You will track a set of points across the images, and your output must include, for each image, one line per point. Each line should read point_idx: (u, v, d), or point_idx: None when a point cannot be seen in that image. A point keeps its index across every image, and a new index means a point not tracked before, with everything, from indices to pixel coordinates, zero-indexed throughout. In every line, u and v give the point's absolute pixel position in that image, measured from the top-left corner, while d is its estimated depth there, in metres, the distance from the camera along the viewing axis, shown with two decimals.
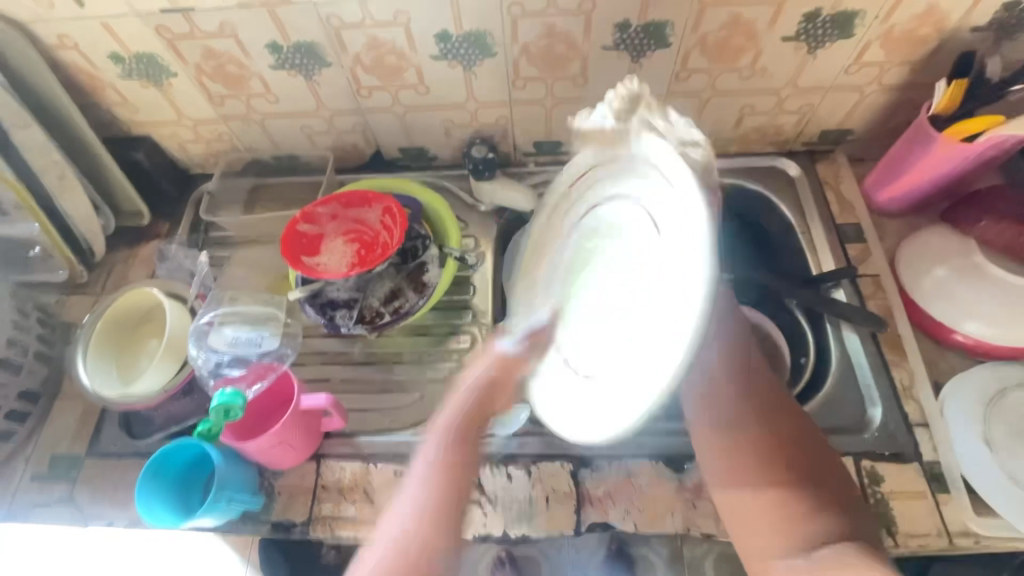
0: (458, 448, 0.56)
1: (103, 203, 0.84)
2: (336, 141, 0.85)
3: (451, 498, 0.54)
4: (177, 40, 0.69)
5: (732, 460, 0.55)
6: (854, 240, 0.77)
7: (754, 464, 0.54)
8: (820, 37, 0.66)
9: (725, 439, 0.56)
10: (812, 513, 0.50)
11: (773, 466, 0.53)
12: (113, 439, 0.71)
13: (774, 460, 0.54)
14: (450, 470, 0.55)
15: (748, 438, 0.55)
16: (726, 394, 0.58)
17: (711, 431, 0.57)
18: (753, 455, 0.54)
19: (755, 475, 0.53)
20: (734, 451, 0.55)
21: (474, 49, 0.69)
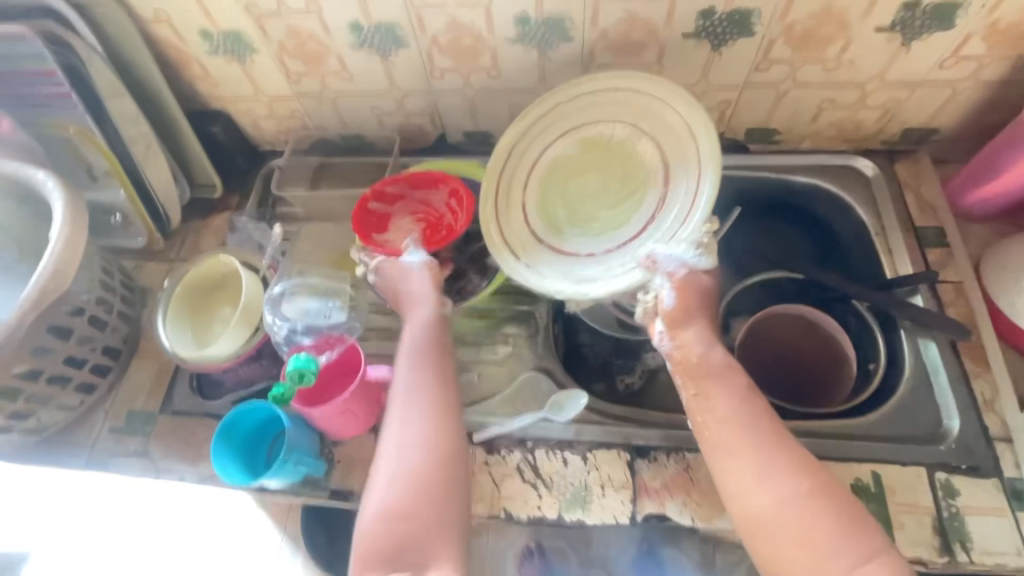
0: (428, 388, 0.60)
1: (181, 174, 0.88)
2: (403, 123, 0.87)
3: (434, 437, 0.57)
4: (264, 17, 0.71)
5: (767, 508, 0.52)
6: (934, 244, 0.74)
7: (779, 507, 0.51)
8: (916, 28, 0.63)
9: (747, 492, 0.53)
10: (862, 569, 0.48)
11: (803, 509, 0.51)
12: (185, 398, 0.75)
13: (808, 507, 0.51)
14: (426, 411, 0.59)
15: (766, 478, 0.53)
16: (743, 442, 0.54)
17: (730, 485, 0.54)
18: (774, 503, 0.52)
19: (793, 531, 0.50)
20: (760, 492, 0.52)
21: (551, 32, 0.68)
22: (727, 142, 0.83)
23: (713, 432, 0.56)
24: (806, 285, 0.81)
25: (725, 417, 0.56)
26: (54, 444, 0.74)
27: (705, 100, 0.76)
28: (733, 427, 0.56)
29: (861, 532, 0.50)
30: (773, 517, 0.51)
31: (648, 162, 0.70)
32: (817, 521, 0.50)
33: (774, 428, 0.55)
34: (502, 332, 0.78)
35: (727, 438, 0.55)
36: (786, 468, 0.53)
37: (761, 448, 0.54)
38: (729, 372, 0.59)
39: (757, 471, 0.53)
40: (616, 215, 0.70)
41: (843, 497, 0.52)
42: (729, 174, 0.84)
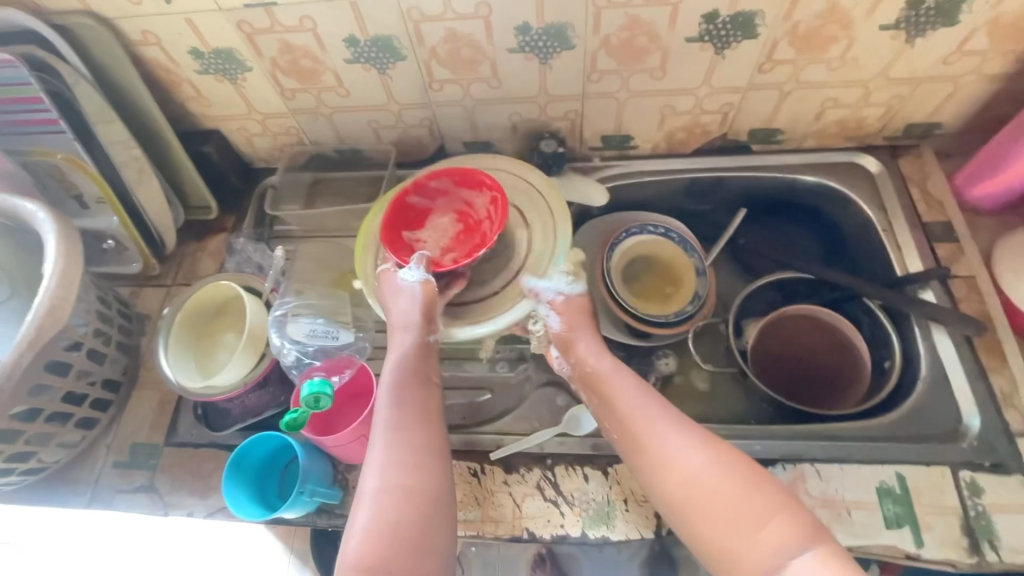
0: (412, 405, 0.59)
1: (174, 197, 0.86)
2: (401, 136, 0.85)
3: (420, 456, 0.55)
4: (257, 35, 0.69)
5: (679, 483, 0.53)
6: (943, 239, 0.74)
7: (690, 479, 0.53)
8: (921, 25, 0.63)
9: (662, 473, 0.54)
10: (767, 526, 0.49)
11: (709, 477, 0.52)
12: (190, 429, 0.73)
13: (711, 474, 0.52)
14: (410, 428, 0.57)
15: (674, 454, 0.55)
16: (646, 425, 0.57)
17: (647, 469, 0.56)
18: (685, 477, 0.53)
19: (705, 501, 0.52)
20: (670, 469, 0.54)
21: (553, 41, 0.67)
22: (729, 143, 0.83)
23: (626, 425, 0.59)
24: (815, 284, 0.80)
25: (631, 408, 0.59)
26: (55, 484, 0.71)
27: (708, 103, 0.75)
28: (640, 415, 0.58)
29: (766, 491, 0.51)
30: (693, 499, 0.52)
31: (534, 219, 0.72)
32: (723, 486, 0.52)
33: (674, 411, 0.58)
34: (514, 344, 0.75)
35: (634, 427, 0.58)
36: (687, 441, 0.55)
37: (663, 431, 0.56)
38: (620, 373, 0.62)
39: (666, 449, 0.55)
40: (497, 264, 0.70)
41: (742, 463, 0.53)
42: (732, 176, 0.84)
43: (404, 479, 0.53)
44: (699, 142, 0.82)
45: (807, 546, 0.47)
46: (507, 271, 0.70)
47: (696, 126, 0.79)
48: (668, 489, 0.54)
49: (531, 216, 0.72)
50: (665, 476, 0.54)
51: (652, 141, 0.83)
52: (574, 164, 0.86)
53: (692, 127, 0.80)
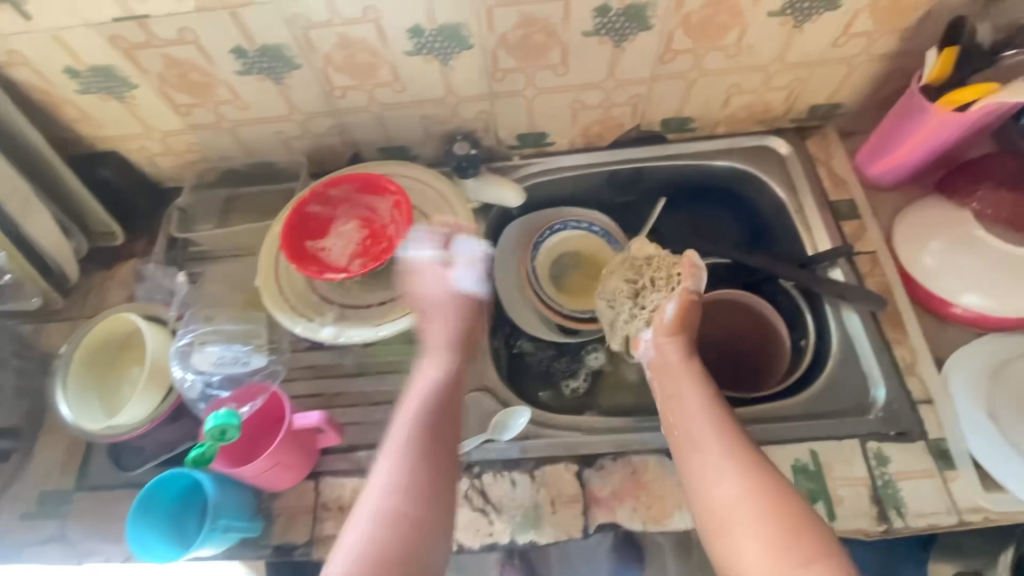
0: (443, 427, 0.57)
1: (73, 225, 0.81)
2: (313, 146, 0.82)
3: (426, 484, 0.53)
4: (135, 50, 0.65)
5: (724, 503, 0.54)
6: (848, 217, 0.76)
7: (735, 502, 0.54)
8: (806, 10, 0.64)
9: (706, 488, 0.56)
10: (814, 564, 0.49)
11: (755, 505, 0.53)
12: (103, 471, 0.69)
13: (757, 504, 0.53)
14: (443, 447, 0.56)
15: (722, 473, 0.56)
16: (703, 440, 0.58)
17: (693, 479, 0.57)
18: (731, 499, 0.54)
19: (747, 523, 0.52)
20: (719, 487, 0.55)
21: (449, 42, 0.66)
22: (644, 135, 0.83)
23: (685, 433, 0.60)
24: (735, 268, 0.82)
25: (691, 417, 0.61)
26: None
27: (616, 96, 0.75)
28: (696, 429, 0.60)
29: (812, 535, 0.51)
30: (732, 511, 0.54)
31: (439, 225, 0.74)
32: (766, 518, 0.52)
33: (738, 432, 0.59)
34: None
35: (693, 438, 0.59)
36: (739, 467, 0.56)
37: (724, 452, 0.57)
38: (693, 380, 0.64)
39: (716, 467, 0.56)
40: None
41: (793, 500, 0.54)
42: (649, 166, 0.84)
43: (407, 509, 0.51)
44: (614, 135, 0.82)
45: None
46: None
47: (609, 119, 0.79)
48: (704, 495, 0.56)
49: (440, 225, 0.74)
50: (704, 484, 0.56)
51: (568, 137, 0.82)
52: (494, 164, 0.85)
53: (605, 121, 0.80)
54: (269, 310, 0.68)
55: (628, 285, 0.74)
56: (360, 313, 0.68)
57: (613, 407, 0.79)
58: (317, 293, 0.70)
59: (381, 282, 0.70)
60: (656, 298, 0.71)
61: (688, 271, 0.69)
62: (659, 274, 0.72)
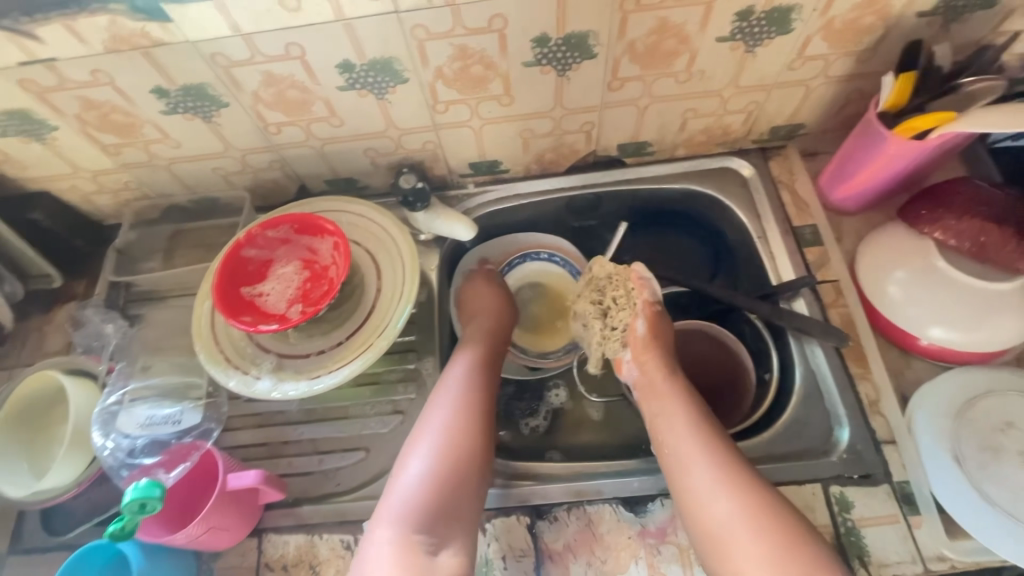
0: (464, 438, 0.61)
1: (5, 271, 0.77)
2: (255, 180, 0.79)
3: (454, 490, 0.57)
4: (49, 93, 0.61)
5: (719, 523, 0.52)
6: (812, 243, 0.73)
7: (730, 523, 0.52)
8: (757, 35, 0.61)
9: (700, 508, 0.54)
10: None
11: (750, 523, 0.51)
12: (35, 533, 0.66)
13: (753, 522, 0.51)
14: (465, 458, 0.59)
15: (717, 491, 0.54)
16: (693, 455, 0.57)
17: (685, 500, 0.55)
18: (728, 519, 0.52)
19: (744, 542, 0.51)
20: (714, 506, 0.53)
21: (383, 76, 0.62)
22: (601, 159, 0.79)
23: (676, 450, 0.58)
24: (698, 296, 0.79)
25: (680, 433, 0.59)
26: None
27: (567, 123, 0.72)
28: (687, 446, 0.58)
29: (808, 553, 0.49)
30: (728, 531, 0.52)
31: (385, 264, 0.71)
32: (762, 536, 0.50)
33: (728, 448, 0.57)
34: (388, 398, 0.72)
35: (685, 454, 0.57)
36: (732, 483, 0.54)
37: (716, 470, 0.55)
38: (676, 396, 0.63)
39: (709, 487, 0.54)
40: (345, 312, 0.68)
41: (785, 515, 0.52)
42: (608, 192, 0.81)
43: (433, 513, 0.55)
44: (569, 161, 0.79)
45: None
46: (356, 317, 0.68)
47: (562, 146, 0.76)
48: (697, 513, 0.54)
49: (385, 263, 0.71)
50: (697, 503, 0.54)
51: (522, 164, 0.79)
52: (448, 193, 0.82)
53: (559, 148, 0.76)
54: (202, 361, 0.64)
55: (594, 307, 0.74)
56: (296, 363, 0.65)
57: (575, 445, 0.75)
58: (253, 343, 0.66)
59: (322, 327, 0.67)
60: (623, 317, 0.71)
61: (639, 284, 0.71)
62: (618, 293, 0.72)
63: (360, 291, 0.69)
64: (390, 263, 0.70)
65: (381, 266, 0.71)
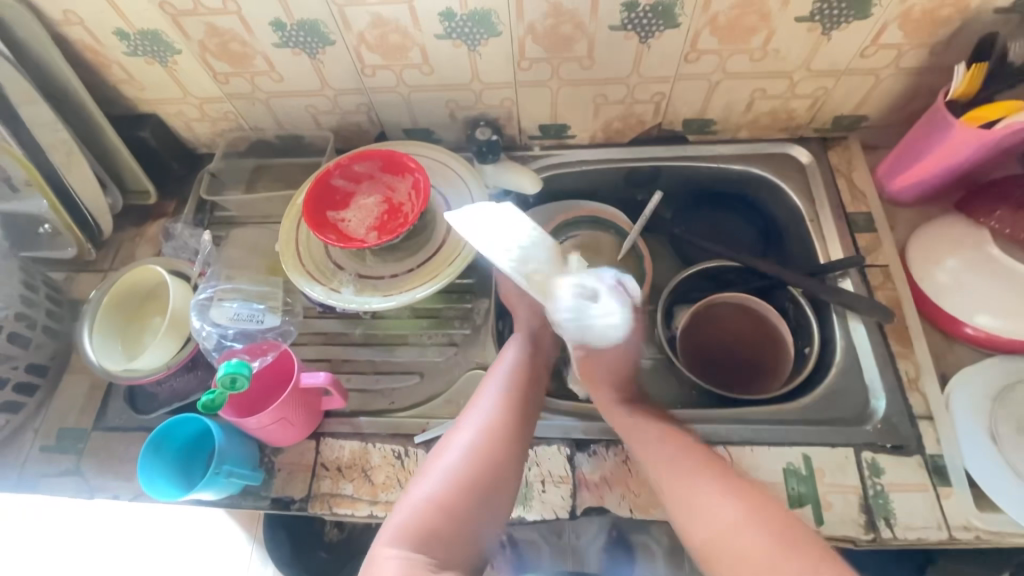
0: (498, 436, 0.60)
1: (111, 182, 0.85)
2: (340, 122, 0.84)
3: (489, 482, 0.57)
4: (182, 16, 0.68)
5: (706, 537, 0.53)
6: (864, 229, 0.76)
7: (715, 529, 0.53)
8: (835, 17, 0.64)
9: (688, 520, 0.55)
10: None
11: (746, 535, 0.51)
12: (119, 413, 0.73)
13: (742, 530, 0.52)
14: (507, 458, 0.59)
15: (707, 503, 0.54)
16: (678, 474, 0.57)
17: (681, 516, 0.55)
18: (715, 525, 0.53)
19: (734, 556, 0.51)
20: (698, 515, 0.54)
21: (478, 27, 0.68)
22: (665, 134, 0.83)
23: (658, 473, 0.58)
24: (746, 271, 0.81)
25: (658, 447, 0.60)
26: None
27: (640, 92, 0.76)
28: (674, 470, 0.57)
29: (805, 544, 0.50)
30: (717, 542, 0.52)
31: (456, 206, 0.76)
32: (761, 541, 0.51)
33: (712, 464, 0.58)
34: (444, 331, 0.77)
35: (668, 481, 0.57)
36: (732, 496, 0.54)
37: (696, 479, 0.56)
38: (680, 446, 0.59)
39: (697, 498, 0.55)
40: (417, 244, 0.74)
41: (785, 513, 0.53)
42: (668, 165, 0.85)
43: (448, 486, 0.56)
44: (634, 132, 0.83)
45: None
46: (427, 250, 0.74)
47: (630, 116, 0.80)
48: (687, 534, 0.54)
49: (457, 206, 0.77)
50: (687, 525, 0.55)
51: (589, 131, 0.84)
52: (514, 153, 0.86)
53: (627, 118, 0.81)
54: (288, 273, 0.71)
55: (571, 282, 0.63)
56: (373, 282, 0.71)
57: None
58: (331, 261, 0.73)
59: (394, 256, 0.73)
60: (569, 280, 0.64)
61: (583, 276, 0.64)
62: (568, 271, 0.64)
63: (432, 227, 0.75)
64: (462, 207, 0.76)
65: (454, 208, 0.76)
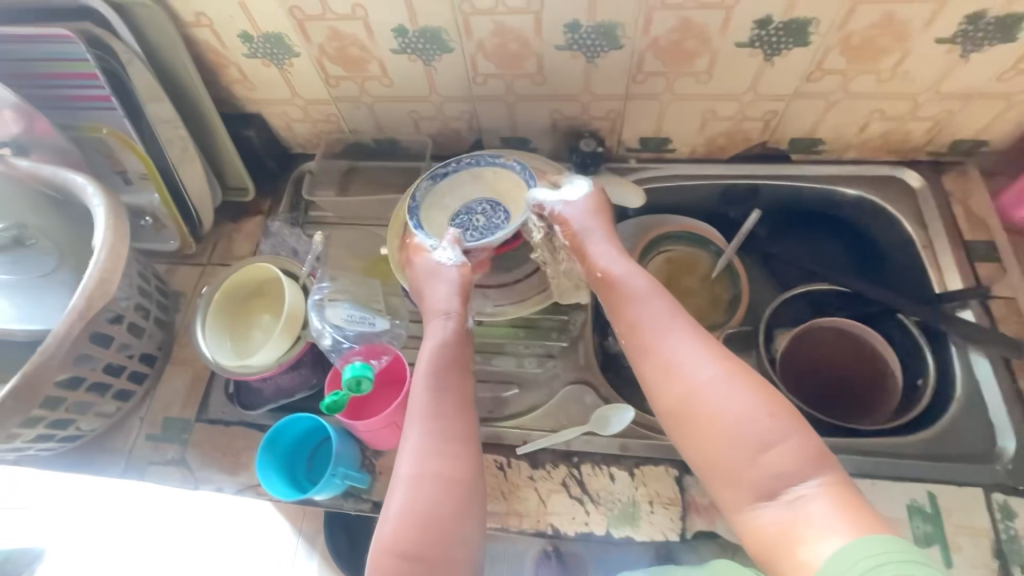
0: (442, 419, 0.58)
1: (215, 178, 0.87)
2: (440, 128, 0.85)
3: (444, 481, 0.54)
4: (307, 21, 0.70)
5: (680, 397, 0.54)
6: (985, 259, 0.73)
7: (695, 394, 0.53)
8: (978, 40, 0.62)
9: (663, 388, 0.55)
10: (774, 449, 0.50)
11: (718, 398, 0.52)
12: (222, 407, 0.74)
13: (717, 394, 0.52)
14: (450, 451, 0.56)
15: (683, 369, 0.55)
16: (653, 343, 0.57)
17: (657, 384, 0.56)
18: (689, 391, 0.54)
19: (710, 422, 0.52)
20: (673, 383, 0.55)
21: (601, 39, 0.67)
22: (769, 152, 0.81)
23: (629, 338, 0.60)
24: (849, 296, 0.79)
25: (639, 316, 0.59)
26: (87, 455, 0.73)
27: (752, 109, 0.75)
28: (649, 324, 0.59)
29: (777, 414, 0.51)
30: (693, 408, 0.53)
31: None
32: (732, 410, 0.52)
33: (690, 325, 0.58)
34: (541, 342, 0.76)
35: (642, 344, 0.58)
36: (702, 354, 0.55)
37: (668, 345, 0.57)
38: (665, 317, 0.58)
39: (677, 362, 0.55)
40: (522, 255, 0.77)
41: (755, 380, 0.53)
42: (770, 182, 0.82)
43: (416, 481, 0.54)
44: (737, 149, 0.82)
45: (811, 469, 0.48)
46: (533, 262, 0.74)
47: (737, 132, 0.79)
48: (664, 398, 0.56)
49: None
50: (666, 393, 0.55)
51: (690, 145, 0.82)
52: (612, 165, 0.86)
53: (733, 134, 0.79)
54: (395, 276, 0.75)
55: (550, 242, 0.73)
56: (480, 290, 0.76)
57: None
58: None
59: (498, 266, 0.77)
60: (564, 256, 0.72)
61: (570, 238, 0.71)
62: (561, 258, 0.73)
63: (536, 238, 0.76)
64: None
65: None
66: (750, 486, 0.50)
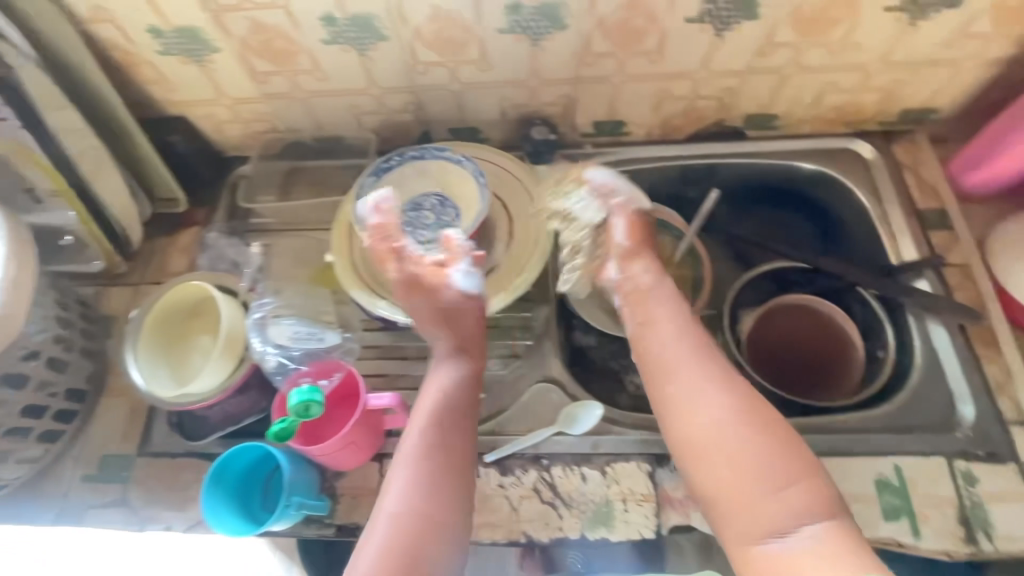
0: (444, 457, 0.55)
1: (139, 189, 0.80)
2: (383, 122, 0.79)
3: (439, 529, 0.51)
4: (223, 12, 0.63)
5: (700, 426, 0.53)
6: (938, 227, 0.74)
7: (715, 424, 0.53)
8: (925, 6, 0.61)
9: (683, 414, 0.54)
10: (786, 489, 0.49)
11: (737, 433, 0.52)
12: (165, 438, 0.69)
13: (739, 430, 0.52)
14: (451, 494, 0.53)
15: (706, 399, 0.54)
16: (681, 370, 0.56)
17: (673, 409, 0.55)
18: (708, 420, 0.53)
19: (725, 452, 0.52)
20: (694, 412, 0.54)
21: (544, 20, 0.63)
22: (725, 130, 0.79)
23: (651, 363, 0.59)
24: (810, 273, 0.79)
25: (667, 343, 0.59)
26: (16, 503, 0.67)
27: (706, 87, 0.72)
28: (674, 352, 0.58)
29: (794, 455, 0.51)
30: (711, 437, 0.52)
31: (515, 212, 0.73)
32: (750, 445, 0.51)
33: (720, 361, 0.57)
34: (505, 342, 0.74)
35: (666, 371, 0.57)
36: (727, 390, 0.54)
37: (695, 371, 0.56)
38: (695, 349, 0.58)
39: (699, 391, 0.55)
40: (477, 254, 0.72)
41: (777, 420, 0.53)
42: (727, 161, 0.80)
43: (407, 522, 0.51)
44: (693, 129, 0.79)
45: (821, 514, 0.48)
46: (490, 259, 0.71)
47: (692, 111, 0.76)
48: (679, 423, 0.54)
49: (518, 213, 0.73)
50: (681, 419, 0.54)
51: (646, 127, 0.79)
52: (566, 150, 0.81)
53: (688, 114, 0.77)
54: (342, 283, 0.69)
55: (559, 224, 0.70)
56: None
57: None
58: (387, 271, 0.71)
59: None
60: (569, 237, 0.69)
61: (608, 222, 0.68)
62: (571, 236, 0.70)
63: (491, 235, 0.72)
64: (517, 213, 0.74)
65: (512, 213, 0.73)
66: (755, 518, 0.49)
